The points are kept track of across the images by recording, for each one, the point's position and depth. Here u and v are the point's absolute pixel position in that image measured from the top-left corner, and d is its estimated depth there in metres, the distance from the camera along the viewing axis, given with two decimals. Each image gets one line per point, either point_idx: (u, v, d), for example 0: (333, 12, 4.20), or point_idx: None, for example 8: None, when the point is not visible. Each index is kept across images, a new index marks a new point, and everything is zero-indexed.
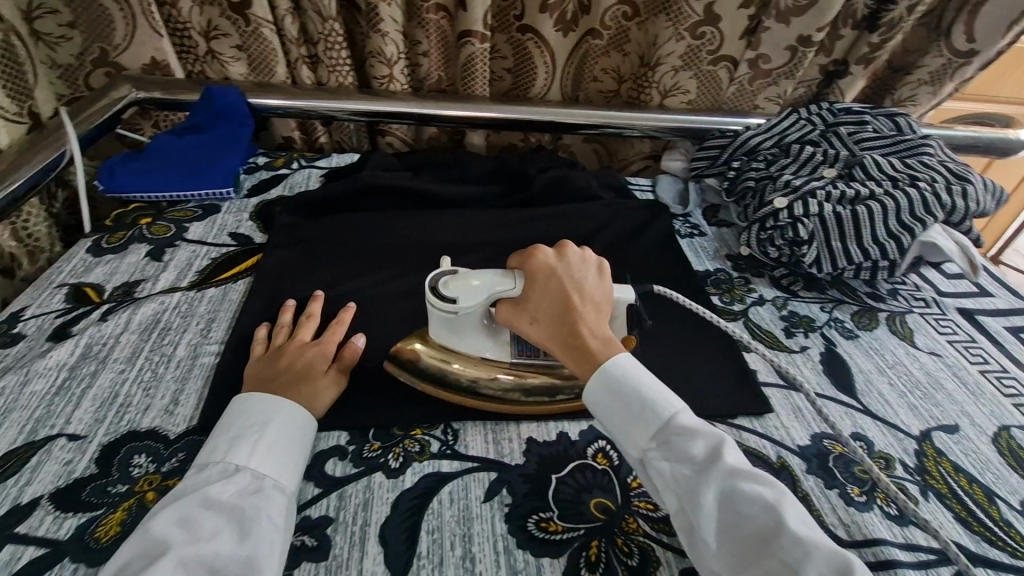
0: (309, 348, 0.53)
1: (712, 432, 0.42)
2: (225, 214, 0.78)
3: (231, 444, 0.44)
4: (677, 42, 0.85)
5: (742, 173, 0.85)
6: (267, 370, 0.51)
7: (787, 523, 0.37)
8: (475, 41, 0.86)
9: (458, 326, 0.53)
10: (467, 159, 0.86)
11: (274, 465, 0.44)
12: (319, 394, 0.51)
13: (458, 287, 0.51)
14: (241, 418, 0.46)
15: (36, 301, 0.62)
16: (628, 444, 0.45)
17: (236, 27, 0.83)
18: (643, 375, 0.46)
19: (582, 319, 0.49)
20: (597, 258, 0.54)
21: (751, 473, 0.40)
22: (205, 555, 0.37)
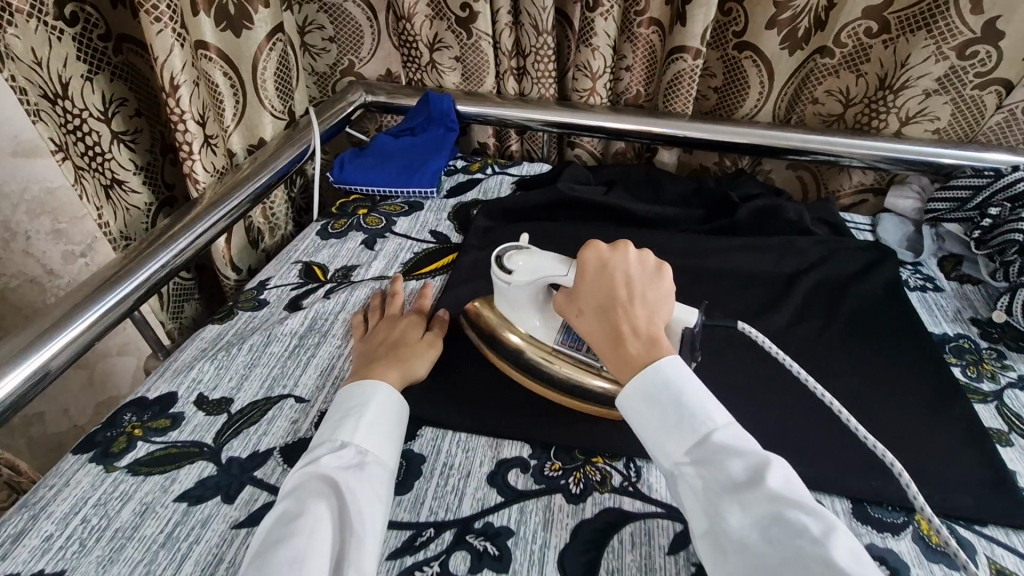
0: (402, 319, 0.60)
1: (754, 451, 0.39)
2: (427, 211, 0.84)
3: (337, 424, 0.47)
4: (936, 62, 0.74)
5: (1003, 221, 0.71)
6: (370, 343, 0.57)
7: (830, 558, 0.34)
8: (687, 57, 0.82)
9: (513, 300, 0.55)
10: (662, 180, 0.84)
11: (375, 442, 0.46)
12: (417, 357, 0.55)
13: (521, 260, 0.53)
14: (347, 403, 0.49)
15: (277, 273, 0.71)
16: (664, 456, 0.43)
17: (459, 40, 0.89)
18: (687, 383, 0.44)
19: (627, 320, 0.47)
20: (657, 259, 0.51)
21: (796, 502, 0.37)
22: (317, 520, 0.40)
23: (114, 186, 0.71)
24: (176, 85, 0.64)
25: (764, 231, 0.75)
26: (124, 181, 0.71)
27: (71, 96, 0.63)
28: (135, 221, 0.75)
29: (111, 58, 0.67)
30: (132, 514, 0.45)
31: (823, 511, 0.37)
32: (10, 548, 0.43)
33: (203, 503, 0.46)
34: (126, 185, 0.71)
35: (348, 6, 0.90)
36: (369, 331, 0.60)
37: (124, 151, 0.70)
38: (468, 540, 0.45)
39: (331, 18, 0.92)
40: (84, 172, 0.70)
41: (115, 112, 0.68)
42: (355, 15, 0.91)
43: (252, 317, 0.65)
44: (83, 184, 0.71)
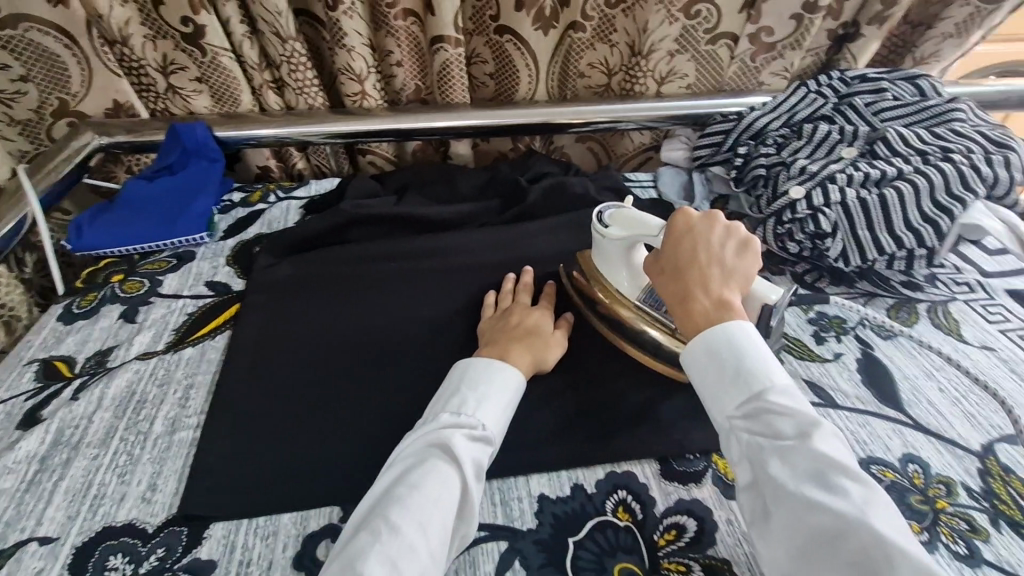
0: (535, 311, 0.59)
1: (806, 413, 0.41)
2: (200, 261, 0.74)
3: (455, 396, 0.48)
4: (671, 24, 0.78)
5: (750, 157, 0.78)
6: (496, 328, 0.57)
7: (870, 526, 0.35)
8: (448, 47, 0.80)
9: (605, 255, 0.58)
10: (456, 174, 0.81)
11: (491, 422, 0.46)
12: (548, 350, 0.55)
13: (617, 219, 0.57)
14: (467, 371, 0.50)
15: (4, 383, 0.58)
16: (715, 412, 0.45)
17: (193, 58, 0.79)
18: (750, 347, 0.44)
19: (700, 278, 0.48)
20: (746, 233, 0.52)
21: (844, 468, 0.38)
22: (438, 486, 0.41)
23: None
24: None
25: (557, 210, 0.76)
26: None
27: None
28: None
29: None
30: None
31: (869, 481, 0.38)
32: None
33: None
34: None
35: (32, 34, 0.73)
36: (500, 314, 0.60)
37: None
38: None
39: (20, 51, 0.74)
40: None
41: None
42: (48, 44, 0.74)
43: None
44: None
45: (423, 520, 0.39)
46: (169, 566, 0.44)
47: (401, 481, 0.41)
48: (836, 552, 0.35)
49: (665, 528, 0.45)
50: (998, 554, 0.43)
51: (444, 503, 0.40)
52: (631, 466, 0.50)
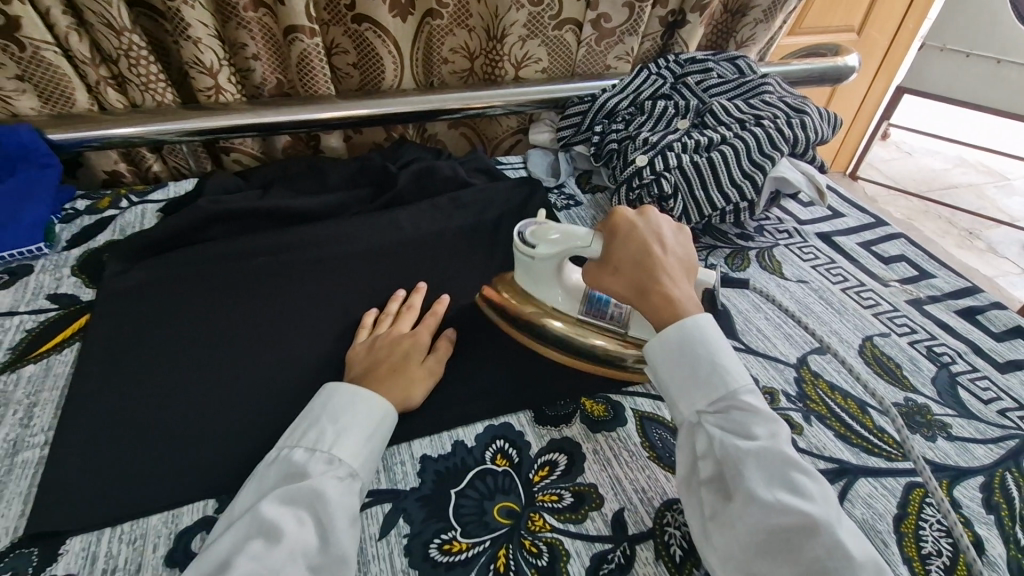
0: (406, 338, 0.55)
1: (772, 415, 0.43)
2: (40, 273, 0.67)
3: (316, 429, 0.45)
4: (519, 10, 0.83)
5: (605, 137, 0.85)
6: (369, 358, 0.53)
7: (834, 531, 0.38)
8: (304, 36, 0.79)
9: (533, 272, 0.57)
10: (325, 166, 0.81)
11: (349, 448, 0.44)
12: (414, 386, 0.52)
13: (543, 235, 0.55)
14: (347, 403, 0.47)
15: None
16: (682, 406, 0.46)
17: (8, 54, 0.71)
18: (719, 348, 0.47)
19: (663, 267, 0.51)
20: (674, 222, 0.57)
21: (810, 475, 0.41)
22: (290, 554, 0.37)
23: None
24: None
25: (429, 195, 0.78)
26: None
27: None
28: None
29: None
30: None
31: (824, 485, 0.41)
32: None
33: None
34: None
35: None
36: (371, 342, 0.56)
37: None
38: None
39: None
40: None
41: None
42: None
43: None
44: None
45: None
46: None
47: (243, 551, 0.37)
48: (799, 549, 0.38)
49: (539, 466, 0.49)
50: (810, 442, 0.52)
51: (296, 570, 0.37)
52: (508, 419, 0.53)
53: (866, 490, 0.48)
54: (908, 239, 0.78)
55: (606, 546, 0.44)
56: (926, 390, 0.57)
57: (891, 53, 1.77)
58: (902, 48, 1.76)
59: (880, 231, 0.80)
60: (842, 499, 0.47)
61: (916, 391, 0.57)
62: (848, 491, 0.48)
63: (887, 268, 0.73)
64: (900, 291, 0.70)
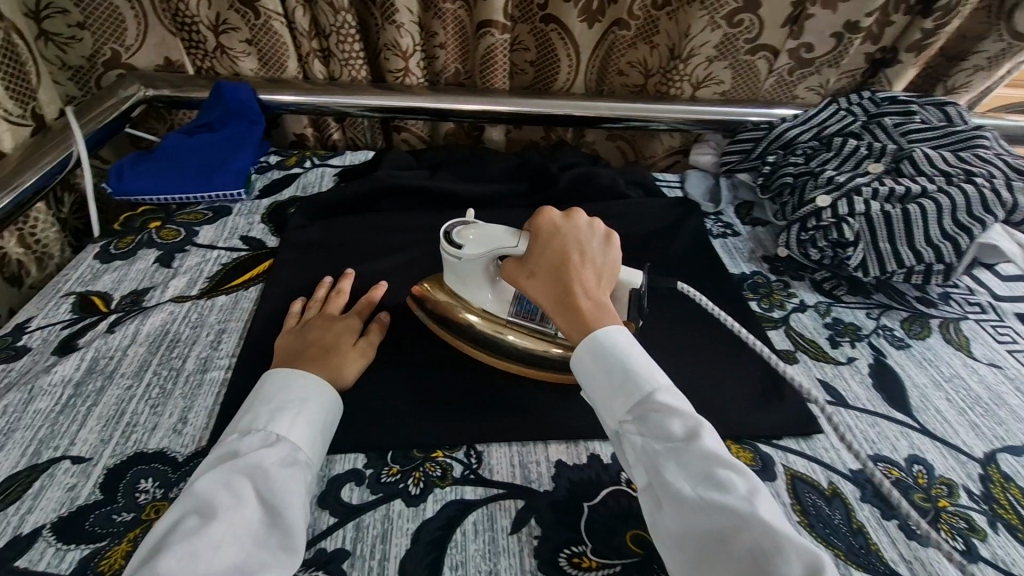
0: (336, 324, 0.55)
1: (691, 411, 0.40)
2: (236, 216, 0.75)
3: (262, 408, 0.44)
4: (713, 30, 0.79)
5: (777, 167, 0.80)
6: (294, 342, 0.53)
7: (757, 517, 0.35)
8: (495, 32, 0.82)
9: (464, 274, 0.55)
10: (488, 156, 0.83)
11: (298, 431, 0.43)
12: (344, 364, 0.51)
13: (472, 235, 0.53)
14: (286, 386, 0.46)
15: (41, 312, 0.59)
16: (608, 420, 0.44)
17: (245, 20, 0.80)
18: (632, 348, 0.44)
19: (580, 277, 0.48)
20: (606, 228, 0.53)
21: (729, 462, 0.38)
22: (234, 523, 0.36)
23: None
24: None
25: (586, 201, 0.78)
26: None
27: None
28: None
29: None
30: None
31: (751, 472, 0.38)
32: None
33: None
34: None
35: None
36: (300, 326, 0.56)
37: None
38: None
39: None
40: None
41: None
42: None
43: (5, 372, 0.53)
44: None
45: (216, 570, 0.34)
46: None
47: (178, 527, 0.36)
48: (729, 552, 0.35)
49: None
50: (994, 553, 0.45)
51: (237, 544, 0.36)
52: None
53: None
54: None
55: None
56: None
57: None
58: None
59: None
60: None
61: None
62: None
63: None
64: None
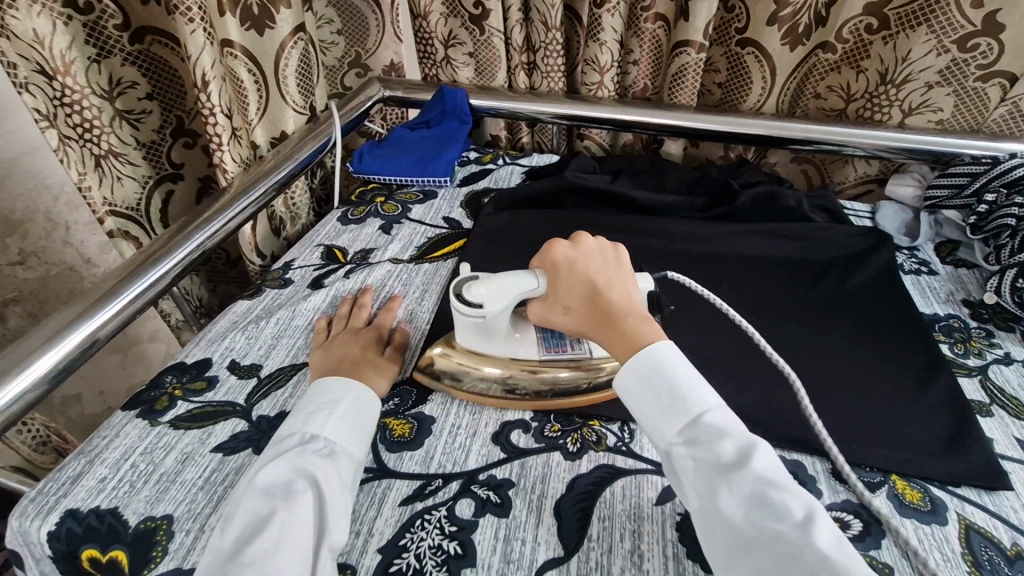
0: (361, 338, 0.59)
1: (746, 435, 0.41)
2: (441, 200, 0.89)
3: (312, 414, 0.49)
4: (940, 55, 0.76)
5: (997, 207, 0.71)
6: (330, 359, 0.57)
7: (817, 544, 0.34)
8: (692, 51, 0.85)
9: (487, 328, 0.54)
10: (667, 169, 0.87)
11: (345, 433, 0.48)
12: (379, 373, 0.56)
13: (484, 291, 0.51)
14: (327, 391, 0.51)
15: (302, 255, 0.78)
16: (657, 438, 0.44)
17: (472, 37, 0.94)
18: (680, 366, 0.45)
19: (610, 302, 0.49)
20: (612, 245, 0.53)
21: (781, 486, 0.38)
22: (297, 514, 0.41)
23: (115, 160, 0.77)
24: (206, 81, 0.73)
25: (763, 219, 0.78)
26: (123, 154, 0.78)
27: (71, 75, 0.67)
28: (128, 192, 0.81)
29: (124, 46, 0.74)
30: (175, 460, 0.51)
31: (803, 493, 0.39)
32: (70, 488, 0.49)
33: (236, 454, 0.52)
34: (121, 157, 0.77)
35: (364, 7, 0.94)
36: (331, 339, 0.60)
37: (126, 128, 0.78)
38: (473, 489, 0.49)
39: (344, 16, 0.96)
40: (72, 142, 0.72)
41: (121, 93, 0.76)
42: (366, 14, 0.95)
43: (279, 294, 0.71)
44: (66, 152, 0.72)
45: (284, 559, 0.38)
46: (402, 411, 0.56)
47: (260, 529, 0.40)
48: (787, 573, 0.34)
49: None
50: None
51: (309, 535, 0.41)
52: (802, 458, 0.52)
53: None
54: None
55: None
56: None
57: None
58: None
59: None
60: None
61: None
62: None
63: None
64: None
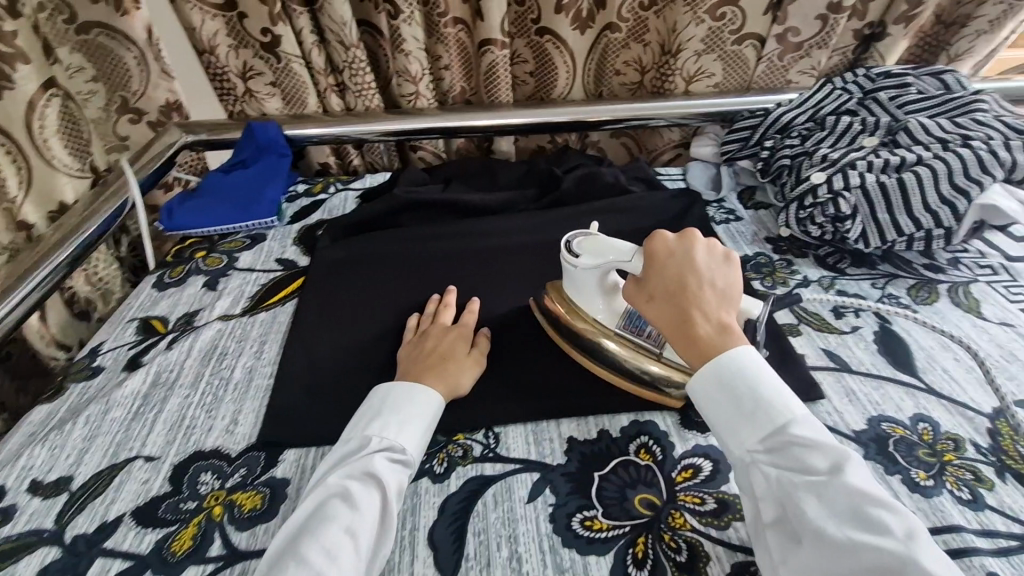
0: (450, 332, 0.59)
1: (837, 447, 0.40)
2: (271, 241, 0.84)
3: (372, 420, 0.49)
4: (698, 25, 0.84)
5: (775, 152, 0.82)
6: (418, 349, 0.58)
7: (919, 563, 0.34)
8: (495, 49, 0.87)
9: (581, 286, 0.56)
10: (496, 167, 0.89)
11: (409, 440, 0.48)
12: (463, 372, 0.56)
13: (588, 247, 0.55)
14: (387, 395, 0.51)
15: (112, 335, 0.68)
16: (732, 445, 0.43)
17: (269, 65, 0.89)
18: (764, 374, 0.43)
19: (698, 304, 0.47)
20: (724, 249, 0.51)
21: (880, 501, 0.37)
22: (357, 518, 0.42)
23: None
24: None
25: (590, 198, 0.83)
26: None
27: None
28: None
29: None
30: None
31: (905, 510, 0.38)
32: None
33: None
34: None
35: (102, 38, 0.81)
36: (419, 337, 0.60)
37: None
38: None
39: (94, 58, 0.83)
40: None
41: None
42: (115, 49, 0.82)
43: (86, 388, 0.62)
44: None
45: (333, 553, 0.40)
46: (250, 482, 0.51)
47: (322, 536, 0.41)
48: None
49: (682, 467, 0.50)
50: (1002, 501, 0.46)
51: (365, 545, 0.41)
52: (653, 417, 0.55)
53: None
54: None
55: (749, 558, 0.44)
56: None
57: None
58: None
59: None
60: None
61: None
62: None
63: None
64: None
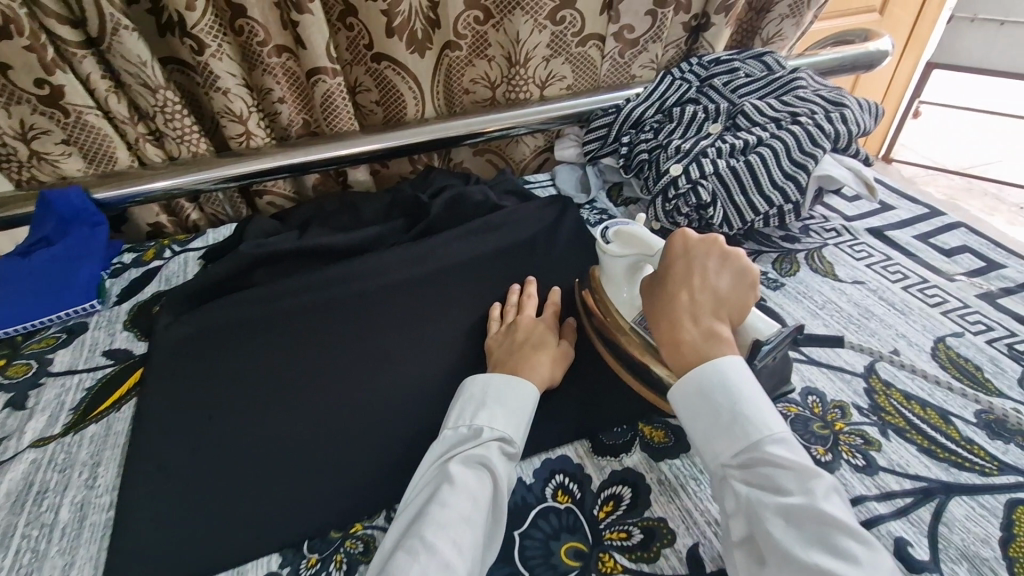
0: (539, 324, 0.60)
1: (810, 469, 0.40)
2: (94, 331, 0.70)
3: (478, 410, 0.50)
4: (541, 33, 0.83)
5: (633, 147, 0.83)
6: (505, 342, 0.58)
7: None
8: (327, 77, 0.79)
9: (609, 273, 0.58)
10: (357, 201, 0.82)
11: (512, 427, 0.49)
12: (555, 364, 0.56)
13: (620, 236, 0.57)
14: (488, 385, 0.52)
15: None
16: (711, 459, 0.44)
17: (56, 121, 0.74)
18: (746, 391, 0.44)
19: (688, 307, 0.49)
20: (747, 263, 0.51)
21: (848, 527, 0.37)
22: (472, 506, 0.43)
23: None
24: None
25: (462, 220, 0.78)
26: None
27: None
28: None
29: None
30: None
31: (874, 542, 0.37)
32: None
33: None
34: None
35: None
36: (506, 330, 0.60)
37: None
38: None
39: None
40: None
41: None
42: None
43: None
44: None
45: (457, 540, 0.41)
46: None
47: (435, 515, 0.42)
48: None
49: (603, 501, 0.47)
50: (891, 460, 0.48)
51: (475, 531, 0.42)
52: (565, 450, 0.52)
53: (962, 511, 0.44)
54: (968, 228, 0.75)
55: None
56: (1013, 393, 0.53)
57: (915, 37, 1.69)
58: (930, 24, 1.64)
59: (937, 221, 0.76)
60: (936, 523, 0.43)
61: (1003, 395, 0.53)
62: (941, 514, 0.44)
63: (951, 260, 0.70)
64: (968, 285, 0.66)
